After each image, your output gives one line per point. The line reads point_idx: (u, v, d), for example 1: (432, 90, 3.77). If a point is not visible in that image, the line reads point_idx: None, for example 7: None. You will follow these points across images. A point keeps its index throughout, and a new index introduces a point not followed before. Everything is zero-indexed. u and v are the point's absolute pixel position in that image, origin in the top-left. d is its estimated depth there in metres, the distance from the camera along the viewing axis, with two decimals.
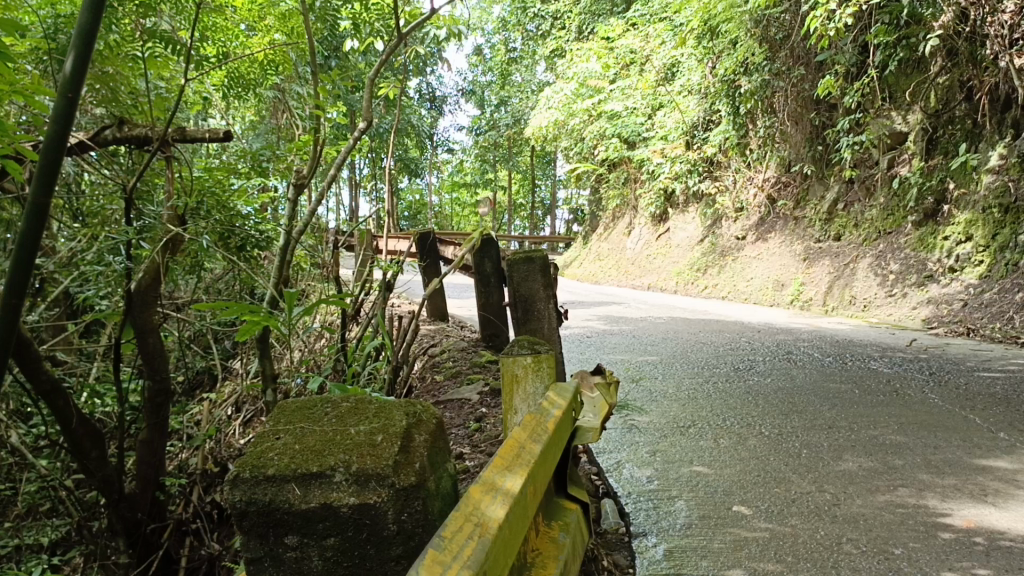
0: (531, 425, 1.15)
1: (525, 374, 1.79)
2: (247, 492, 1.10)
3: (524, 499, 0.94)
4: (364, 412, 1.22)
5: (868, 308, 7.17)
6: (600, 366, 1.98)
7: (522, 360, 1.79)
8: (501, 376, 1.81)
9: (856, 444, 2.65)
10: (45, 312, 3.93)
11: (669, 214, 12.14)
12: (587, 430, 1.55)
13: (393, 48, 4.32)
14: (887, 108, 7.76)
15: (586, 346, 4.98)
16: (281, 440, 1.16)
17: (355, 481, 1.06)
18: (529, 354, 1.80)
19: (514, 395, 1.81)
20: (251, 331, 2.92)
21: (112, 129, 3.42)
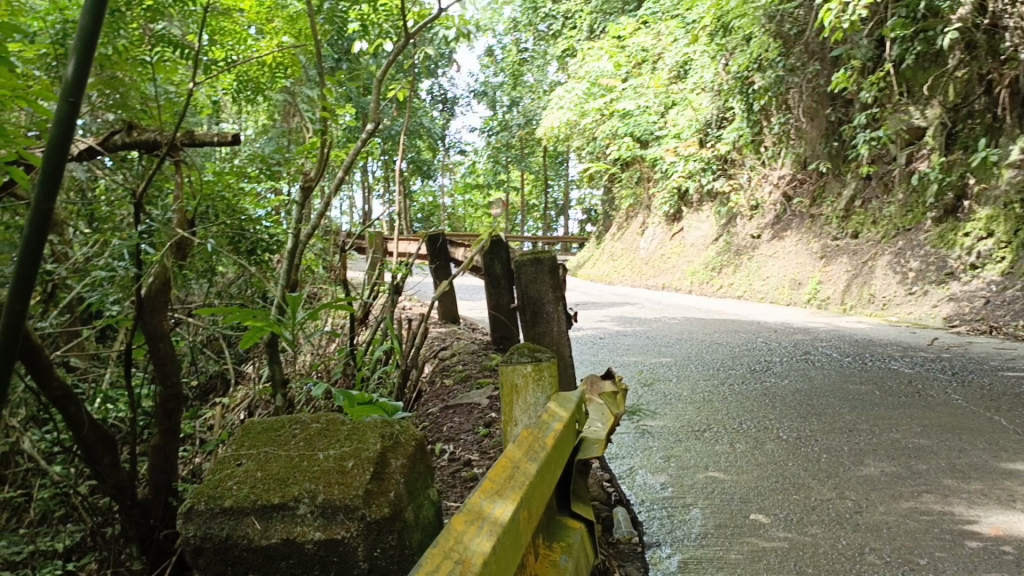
0: (527, 442, 1.09)
1: (526, 383, 1.71)
2: (203, 525, 1.14)
3: (515, 527, 0.88)
4: (332, 434, 1.26)
5: (888, 306, 7.06)
6: (611, 372, 1.91)
7: (522, 369, 1.70)
8: (501, 386, 1.73)
9: (877, 448, 2.58)
10: (57, 318, 3.92)
11: (683, 213, 12.04)
12: (592, 442, 1.49)
13: (402, 48, 4.27)
14: (905, 103, 7.63)
15: (599, 348, 4.91)
16: (242, 466, 1.19)
17: (321, 514, 1.10)
18: (529, 362, 1.71)
19: (514, 405, 1.73)
20: (255, 337, 2.94)
21: (122, 133, 3.42)
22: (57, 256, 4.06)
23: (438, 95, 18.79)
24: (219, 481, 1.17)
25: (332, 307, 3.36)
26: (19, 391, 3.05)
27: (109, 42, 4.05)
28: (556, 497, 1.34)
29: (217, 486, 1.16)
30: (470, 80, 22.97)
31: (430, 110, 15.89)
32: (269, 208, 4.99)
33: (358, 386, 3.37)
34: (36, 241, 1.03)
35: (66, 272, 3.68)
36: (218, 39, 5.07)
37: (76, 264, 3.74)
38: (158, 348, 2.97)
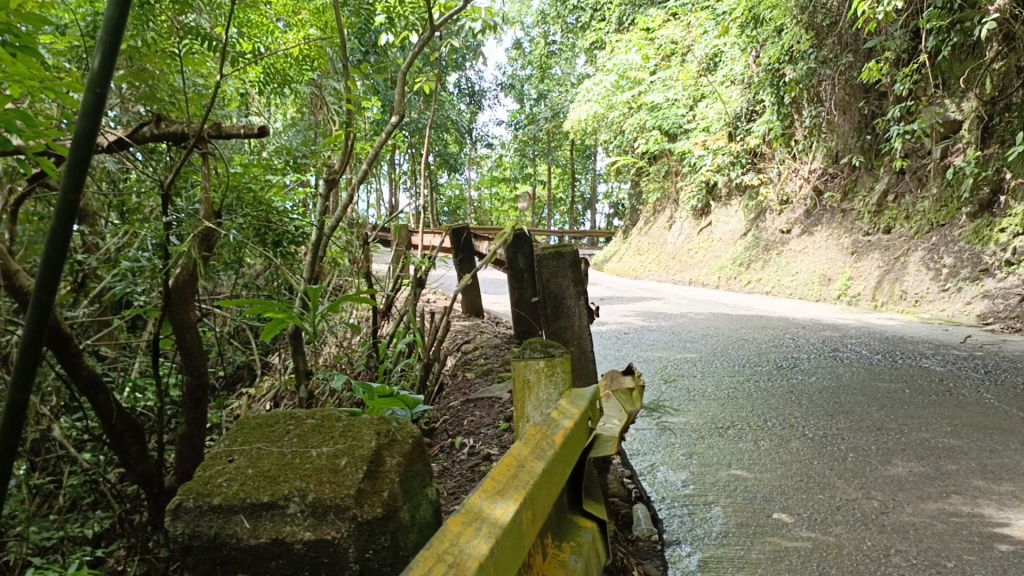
0: (535, 440, 1.08)
1: (538, 379, 1.67)
2: (191, 524, 1.12)
3: (517, 528, 0.86)
4: (327, 433, 1.28)
5: (920, 303, 6.93)
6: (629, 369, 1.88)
7: (534, 365, 1.67)
8: (513, 381, 1.69)
9: (905, 448, 2.52)
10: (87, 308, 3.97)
11: (712, 207, 11.91)
12: (607, 439, 1.47)
13: (427, 40, 4.25)
14: (940, 96, 7.47)
15: (623, 343, 4.87)
16: (233, 463, 1.20)
17: (311, 514, 1.10)
18: (542, 358, 1.68)
19: (525, 402, 1.68)
20: (275, 329, 3.00)
21: (150, 125, 3.44)
22: (88, 247, 4.12)
23: (465, 88, 18.76)
24: (209, 478, 1.16)
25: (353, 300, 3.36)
26: (49, 379, 3.12)
27: (137, 35, 4.08)
28: (567, 495, 1.32)
29: (207, 483, 1.15)
30: (498, 72, 22.90)
31: (458, 104, 15.88)
32: (295, 200, 5.01)
33: (380, 378, 3.37)
34: (64, 227, 1.07)
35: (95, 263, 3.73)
36: (245, 32, 5.09)
37: (105, 255, 3.80)
38: (185, 338, 3.19)
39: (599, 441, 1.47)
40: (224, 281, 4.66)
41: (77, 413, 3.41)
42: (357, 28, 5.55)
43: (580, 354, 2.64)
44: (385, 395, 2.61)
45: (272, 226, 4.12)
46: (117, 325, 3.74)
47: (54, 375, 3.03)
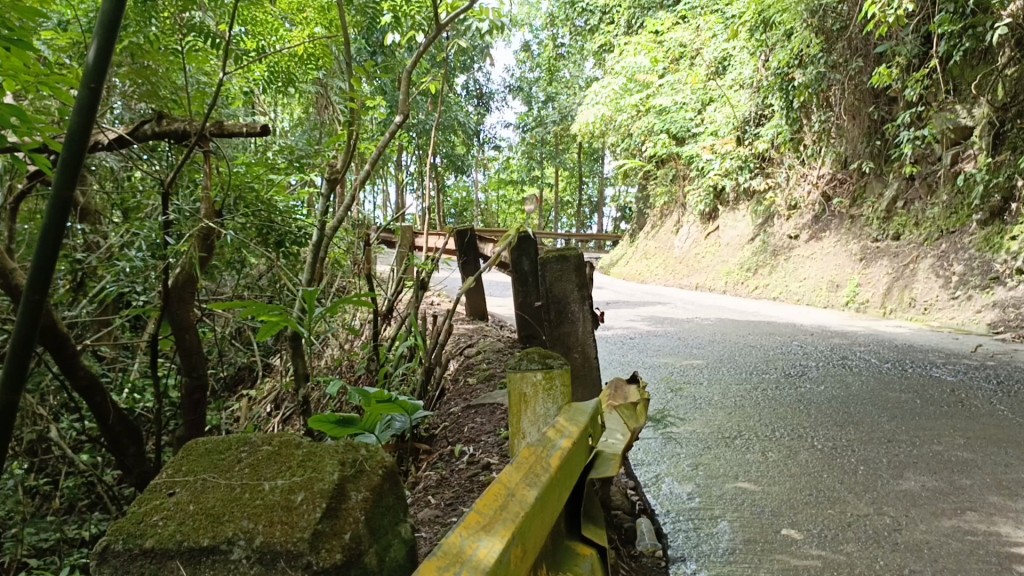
0: (527, 463, 1.01)
1: (535, 393, 1.60)
2: (121, 567, 0.93)
3: (503, 567, 0.78)
4: (284, 461, 1.06)
5: (929, 311, 6.86)
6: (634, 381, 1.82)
7: (532, 378, 1.60)
8: (509, 395, 1.63)
9: (917, 461, 2.45)
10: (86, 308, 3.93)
11: (719, 212, 11.82)
12: (609, 458, 1.40)
13: (432, 40, 4.20)
14: (952, 101, 7.37)
15: (628, 348, 4.79)
16: (175, 496, 0.98)
17: (258, 559, 0.87)
18: (540, 370, 1.61)
19: (522, 417, 1.62)
20: (272, 331, 2.94)
21: (151, 123, 3.42)
22: (89, 246, 4.09)
23: (473, 90, 18.74)
24: (144, 515, 0.97)
25: (350, 302, 3.29)
26: (49, 379, 3.10)
27: (140, 31, 4.04)
28: (564, 520, 1.25)
29: (140, 521, 0.96)
30: (506, 74, 22.86)
31: (465, 105, 15.86)
32: (298, 199, 4.96)
33: (380, 383, 3.31)
34: (59, 217, 1.15)
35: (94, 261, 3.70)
36: (250, 30, 5.04)
37: (105, 254, 3.76)
38: (184, 339, 3.18)
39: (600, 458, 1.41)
40: (226, 281, 4.61)
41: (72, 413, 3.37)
42: (362, 28, 5.51)
43: (584, 361, 2.57)
44: (385, 400, 2.52)
45: (274, 226, 4.06)
46: (115, 325, 3.69)
47: (53, 376, 3.01)
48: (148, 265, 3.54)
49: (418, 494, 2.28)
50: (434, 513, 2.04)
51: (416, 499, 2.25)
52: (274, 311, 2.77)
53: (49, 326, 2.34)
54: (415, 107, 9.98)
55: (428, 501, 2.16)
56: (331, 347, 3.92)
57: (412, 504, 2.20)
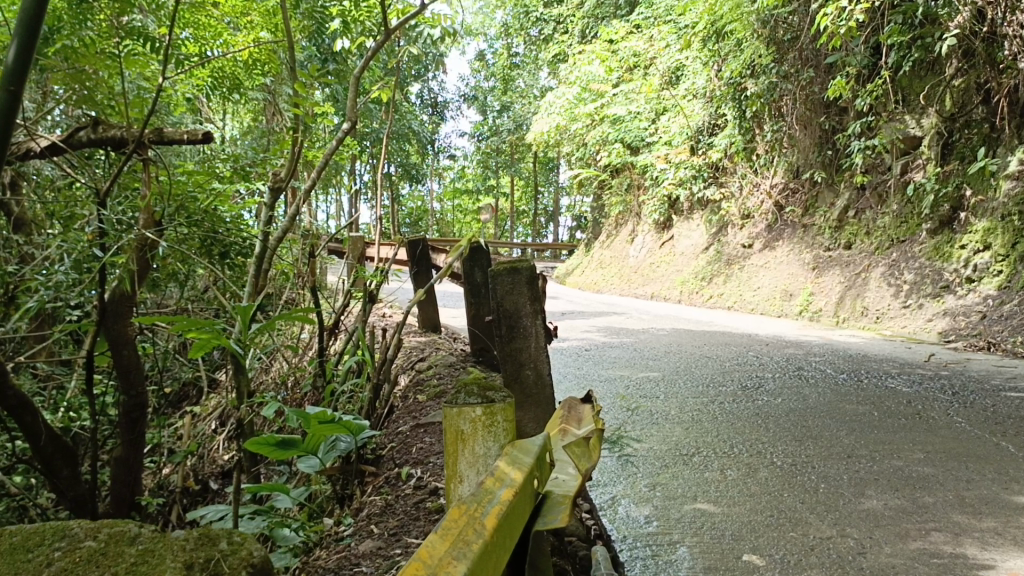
0: (455, 534, 0.86)
1: (474, 430, 1.46)
2: None
3: None
4: (108, 566, 0.98)
5: (881, 320, 6.92)
6: (578, 400, 1.69)
7: (469, 414, 1.46)
8: (444, 431, 1.49)
9: (879, 478, 2.39)
10: (18, 325, 3.75)
11: (673, 221, 11.85)
12: (558, 498, 1.27)
13: (381, 45, 4.08)
14: (901, 112, 7.49)
15: (583, 361, 4.70)
16: None
17: None
18: (479, 404, 1.46)
19: (458, 457, 1.47)
20: (204, 348, 2.72)
21: (85, 130, 3.32)
22: (23, 257, 3.91)
23: (427, 98, 18.62)
24: None
25: (290, 317, 3.15)
26: None
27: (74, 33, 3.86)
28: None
29: None
30: (461, 83, 22.78)
31: (419, 113, 15.71)
32: (244, 209, 4.79)
33: (325, 400, 3.17)
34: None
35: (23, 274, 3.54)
36: (193, 33, 4.87)
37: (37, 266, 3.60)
38: (120, 356, 3.07)
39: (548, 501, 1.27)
40: (167, 293, 4.43)
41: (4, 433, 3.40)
42: (310, 33, 5.36)
43: (536, 379, 2.48)
44: (326, 419, 2.37)
45: (217, 236, 3.91)
46: (50, 340, 3.53)
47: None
48: (81, 281, 3.39)
49: (360, 523, 2.16)
50: (376, 544, 1.91)
51: (359, 528, 2.13)
52: (202, 328, 2.58)
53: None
54: (367, 114, 9.83)
55: (371, 531, 2.04)
56: (276, 364, 3.76)
57: (354, 534, 2.08)
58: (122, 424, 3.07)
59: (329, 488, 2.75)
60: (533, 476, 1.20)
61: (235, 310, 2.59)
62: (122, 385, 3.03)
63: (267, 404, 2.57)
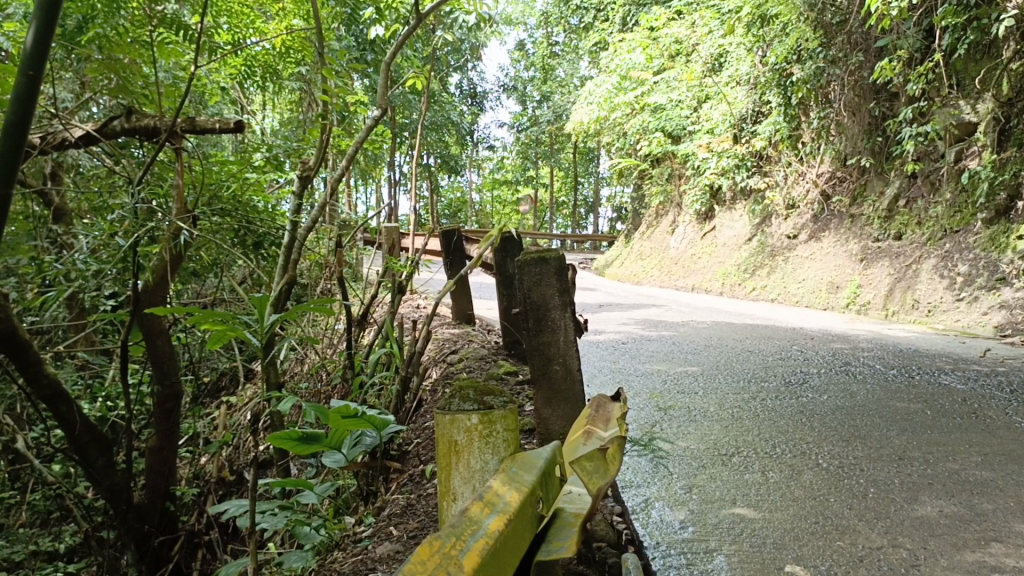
0: None
1: (469, 441, 1.37)
2: None
3: None
4: None
5: (933, 313, 6.68)
6: (597, 399, 1.58)
7: (463, 423, 1.37)
8: (440, 443, 1.40)
9: (932, 482, 2.24)
10: (57, 314, 3.78)
11: (716, 211, 11.59)
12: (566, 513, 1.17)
13: (411, 29, 3.99)
14: (955, 97, 7.20)
15: (620, 354, 4.57)
16: None
17: None
18: (474, 412, 1.38)
19: (455, 471, 1.39)
20: (218, 340, 2.53)
21: (120, 119, 3.31)
22: (62, 247, 3.95)
23: (466, 88, 18.55)
24: None
25: (314, 309, 3.10)
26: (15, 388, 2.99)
27: (108, 22, 3.85)
28: None
29: None
30: (502, 73, 22.66)
31: (458, 104, 15.65)
32: (277, 198, 4.75)
33: (353, 393, 3.10)
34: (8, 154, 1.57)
35: (59, 263, 3.53)
36: (227, 22, 4.86)
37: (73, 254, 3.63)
38: (153, 346, 3.03)
39: (557, 520, 1.17)
40: (203, 285, 4.42)
41: (40, 423, 3.41)
42: (342, 20, 5.30)
43: (565, 374, 2.37)
44: (350, 414, 2.28)
45: (250, 226, 3.88)
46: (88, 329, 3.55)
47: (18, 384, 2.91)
48: (116, 271, 3.39)
49: (380, 524, 2.10)
50: (393, 548, 1.84)
51: (379, 529, 2.06)
52: (217, 320, 2.45)
53: (12, 334, 2.46)
54: (406, 105, 9.78)
55: (390, 534, 1.97)
56: (308, 358, 3.73)
57: (373, 536, 2.02)
58: (156, 413, 3.05)
59: (354, 485, 2.69)
60: (534, 494, 1.10)
61: (250, 302, 2.45)
62: (156, 374, 3.01)
63: (286, 398, 2.49)
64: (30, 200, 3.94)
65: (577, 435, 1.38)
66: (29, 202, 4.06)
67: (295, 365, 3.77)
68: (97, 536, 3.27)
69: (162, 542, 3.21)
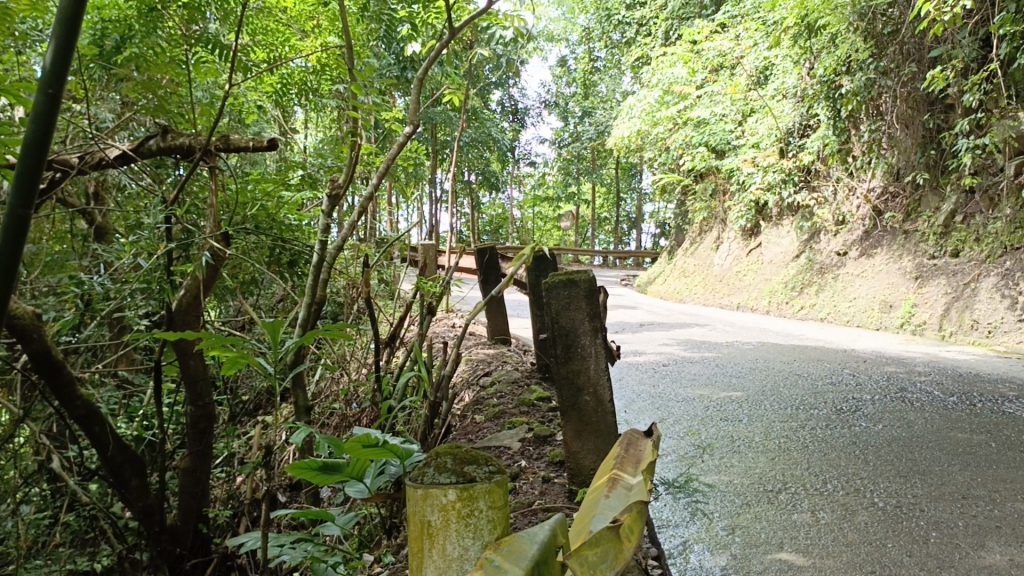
0: None
1: (444, 526, 0.91)
2: None
3: None
4: None
5: (994, 334, 6.39)
6: (642, 454, 1.31)
7: (438, 499, 0.91)
8: (408, 523, 0.95)
9: (1001, 525, 2.05)
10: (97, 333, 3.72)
11: (762, 227, 11.31)
12: None
13: (442, 45, 3.93)
14: (1013, 108, 6.83)
15: (660, 377, 4.41)
16: None
17: None
18: (452, 486, 0.91)
19: (423, 568, 0.93)
20: (236, 365, 2.37)
21: (156, 137, 3.24)
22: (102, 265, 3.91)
23: (508, 105, 18.57)
24: None
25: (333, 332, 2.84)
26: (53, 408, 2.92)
27: (145, 41, 3.83)
28: None
29: None
30: (543, 90, 22.68)
31: (499, 121, 15.62)
32: (311, 216, 4.69)
33: (381, 418, 3.00)
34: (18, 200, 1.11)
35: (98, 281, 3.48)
36: (263, 40, 4.87)
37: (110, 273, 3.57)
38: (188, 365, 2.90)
39: None
40: (240, 304, 4.38)
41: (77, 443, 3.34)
42: (377, 35, 5.25)
43: (596, 406, 2.24)
44: (371, 443, 2.14)
45: (283, 246, 3.80)
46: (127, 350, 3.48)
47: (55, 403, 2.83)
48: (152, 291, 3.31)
49: None
50: None
51: None
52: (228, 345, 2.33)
53: (47, 353, 2.38)
54: (447, 121, 9.75)
55: None
56: (337, 382, 3.68)
57: None
58: (189, 434, 2.89)
59: (381, 514, 2.58)
60: None
61: (261, 326, 2.30)
62: (191, 392, 2.87)
63: (301, 428, 2.38)
64: (71, 220, 3.91)
65: (604, 486, 1.09)
66: (70, 222, 4.05)
67: (326, 385, 3.69)
68: (129, 559, 3.19)
69: (193, 567, 3.12)
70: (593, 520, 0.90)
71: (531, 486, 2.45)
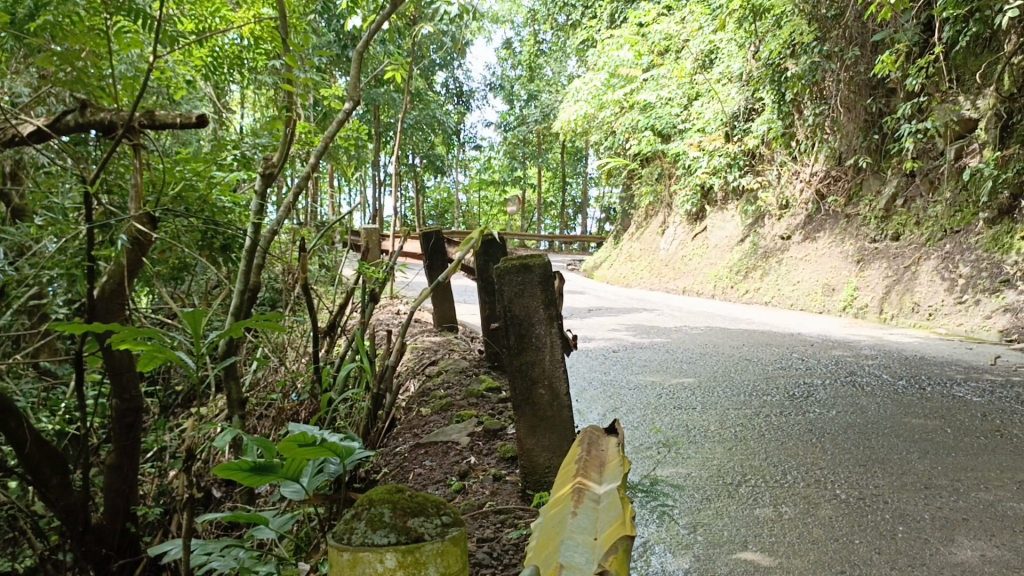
0: None
1: None
2: None
3: None
4: None
5: (934, 317, 6.46)
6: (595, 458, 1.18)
7: (371, 566, 0.74)
8: None
9: (968, 517, 1.99)
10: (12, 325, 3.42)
11: (706, 212, 11.34)
12: None
13: (383, 18, 3.74)
14: (954, 92, 7.04)
15: (611, 364, 4.32)
16: None
17: None
18: (391, 546, 0.74)
19: None
20: (154, 362, 2.13)
21: (74, 112, 2.96)
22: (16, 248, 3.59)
23: (453, 86, 18.28)
24: None
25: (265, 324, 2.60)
26: None
27: (62, 8, 3.54)
28: None
29: None
30: (489, 72, 22.47)
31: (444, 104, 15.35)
32: (247, 198, 4.44)
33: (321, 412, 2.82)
34: None
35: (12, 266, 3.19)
36: (193, 10, 4.58)
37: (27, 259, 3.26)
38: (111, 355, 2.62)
39: None
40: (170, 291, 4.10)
41: None
42: (315, 7, 5.01)
43: (551, 400, 2.12)
44: (308, 442, 1.96)
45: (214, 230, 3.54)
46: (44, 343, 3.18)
47: None
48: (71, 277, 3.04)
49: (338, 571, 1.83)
50: None
51: None
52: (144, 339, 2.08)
53: None
54: (391, 102, 9.47)
55: None
56: (274, 374, 3.48)
57: None
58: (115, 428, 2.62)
59: (320, 514, 2.41)
60: None
61: (180, 317, 2.09)
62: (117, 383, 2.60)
63: (228, 430, 2.17)
64: None
65: (568, 497, 0.94)
66: None
67: (263, 377, 3.47)
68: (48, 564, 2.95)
69: None
70: (560, 548, 0.75)
71: (480, 485, 2.31)
